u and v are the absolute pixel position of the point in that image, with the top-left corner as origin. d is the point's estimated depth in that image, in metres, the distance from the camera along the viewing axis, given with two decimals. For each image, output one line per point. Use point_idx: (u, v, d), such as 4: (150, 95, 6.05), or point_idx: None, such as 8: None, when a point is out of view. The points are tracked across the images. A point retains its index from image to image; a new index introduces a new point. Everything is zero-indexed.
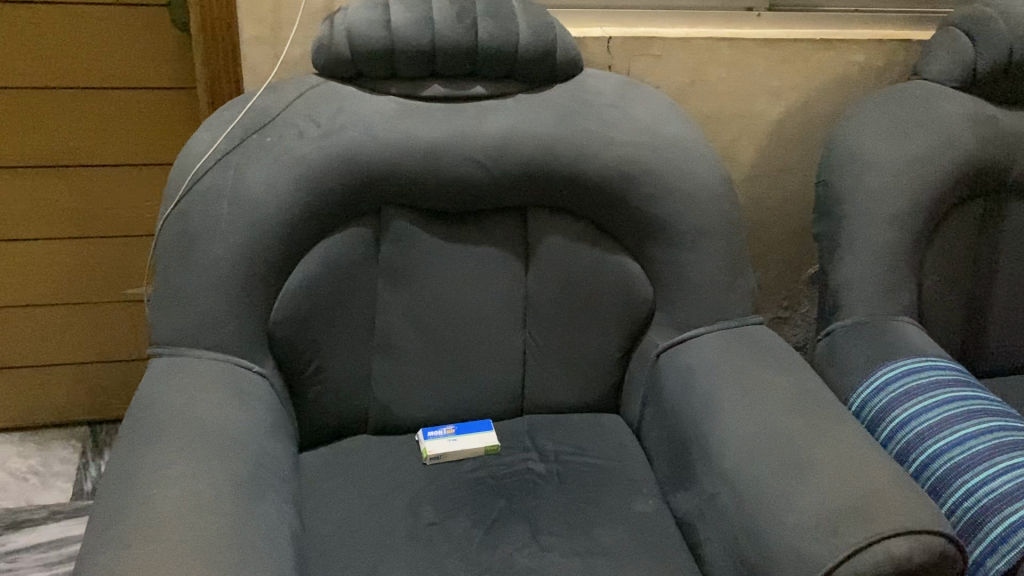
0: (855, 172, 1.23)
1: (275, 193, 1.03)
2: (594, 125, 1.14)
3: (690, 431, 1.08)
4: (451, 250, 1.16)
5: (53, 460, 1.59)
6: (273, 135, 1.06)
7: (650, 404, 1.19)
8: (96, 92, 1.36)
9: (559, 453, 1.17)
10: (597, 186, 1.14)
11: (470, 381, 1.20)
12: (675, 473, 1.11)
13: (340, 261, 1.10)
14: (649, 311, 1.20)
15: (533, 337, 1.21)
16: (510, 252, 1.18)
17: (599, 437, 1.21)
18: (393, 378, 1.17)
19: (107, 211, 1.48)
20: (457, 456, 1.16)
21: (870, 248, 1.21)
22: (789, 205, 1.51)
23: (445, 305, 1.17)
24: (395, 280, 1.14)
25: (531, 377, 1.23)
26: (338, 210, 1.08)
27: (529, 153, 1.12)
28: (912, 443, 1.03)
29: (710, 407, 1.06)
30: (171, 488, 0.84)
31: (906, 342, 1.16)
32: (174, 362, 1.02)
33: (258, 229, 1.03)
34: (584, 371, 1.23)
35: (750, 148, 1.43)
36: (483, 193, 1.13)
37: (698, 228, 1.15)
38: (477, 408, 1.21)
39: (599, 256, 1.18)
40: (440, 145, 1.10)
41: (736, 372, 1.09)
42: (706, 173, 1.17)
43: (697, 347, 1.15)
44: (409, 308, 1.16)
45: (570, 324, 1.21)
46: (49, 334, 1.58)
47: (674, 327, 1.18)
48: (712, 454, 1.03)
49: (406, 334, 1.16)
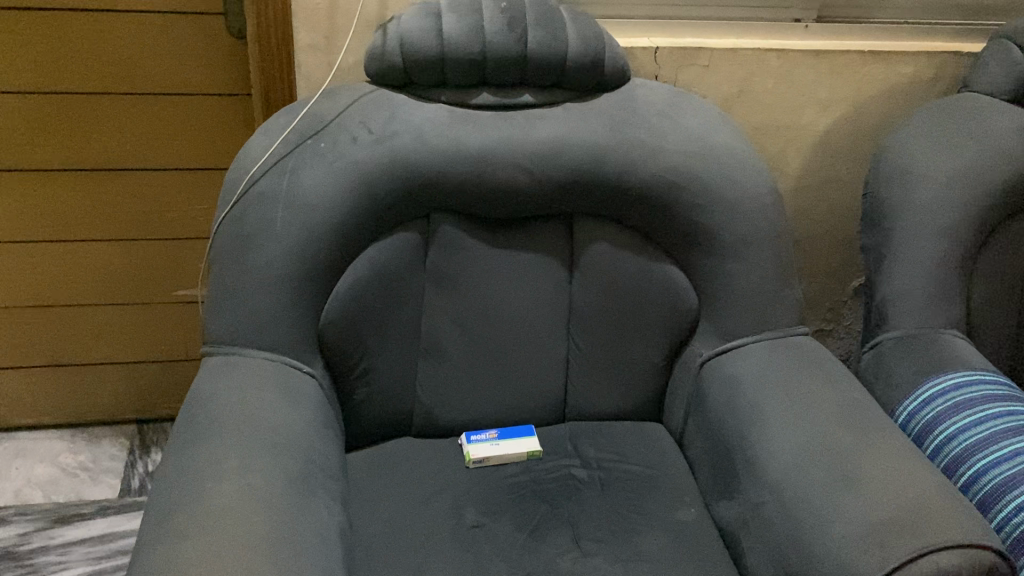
0: (905, 184, 1.23)
1: (328, 197, 1.05)
2: (642, 133, 1.15)
3: (734, 441, 1.08)
4: (498, 256, 1.18)
5: (102, 456, 1.62)
6: (326, 141, 1.08)
7: (694, 413, 1.19)
8: (153, 98, 1.40)
9: (601, 460, 1.18)
10: (644, 194, 1.14)
11: (514, 386, 1.21)
12: (718, 481, 1.10)
13: (389, 264, 1.12)
14: (694, 320, 1.20)
15: (577, 344, 1.22)
16: (556, 259, 1.19)
17: (641, 444, 1.21)
18: (439, 381, 1.18)
19: (161, 214, 1.51)
20: (499, 460, 1.16)
21: (918, 261, 1.20)
22: (835, 217, 1.50)
23: (491, 310, 1.18)
24: (442, 284, 1.16)
25: (575, 384, 1.24)
26: (388, 215, 1.10)
27: (576, 161, 1.13)
28: (960, 458, 1.02)
29: (756, 417, 1.06)
30: (225, 482, 0.86)
31: (955, 355, 1.14)
32: (227, 360, 1.04)
33: (311, 232, 1.05)
34: (628, 378, 1.24)
35: (797, 159, 1.43)
36: (531, 199, 1.15)
37: (745, 238, 1.15)
38: (520, 413, 1.22)
39: (645, 264, 1.19)
40: (490, 152, 1.11)
41: (782, 382, 1.09)
42: (753, 183, 1.17)
43: (742, 357, 1.15)
44: (456, 312, 1.17)
45: (615, 331, 1.21)
46: (101, 334, 1.61)
47: (718, 336, 1.18)
48: (757, 463, 1.03)
49: (452, 338, 1.18)
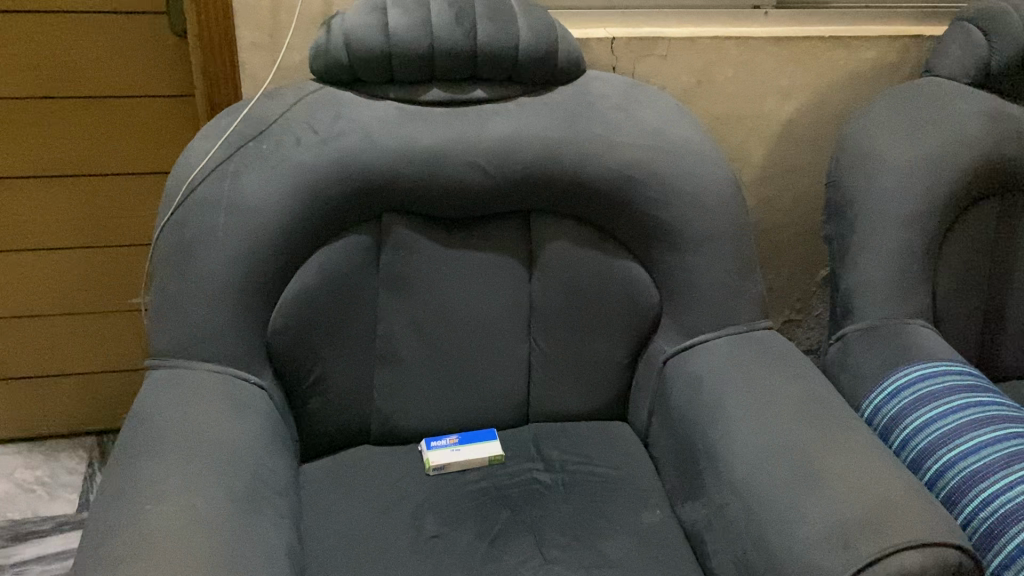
0: (868, 172, 1.20)
1: (272, 201, 1.02)
2: (597, 127, 1.12)
3: (698, 440, 1.06)
4: (453, 257, 1.14)
5: (60, 471, 1.58)
6: (270, 143, 1.04)
7: (657, 412, 1.16)
8: (97, 101, 1.35)
9: (565, 463, 1.15)
10: (600, 189, 1.12)
11: (474, 389, 1.18)
12: (683, 483, 1.08)
13: (339, 269, 1.08)
14: (656, 317, 1.17)
15: (538, 344, 1.19)
16: (513, 258, 1.16)
17: (605, 445, 1.18)
18: (396, 387, 1.15)
19: (111, 220, 1.47)
20: (461, 466, 1.13)
21: (882, 251, 1.18)
22: (800, 206, 1.48)
23: (448, 312, 1.15)
24: (396, 288, 1.13)
25: (537, 385, 1.20)
26: (336, 217, 1.06)
27: (531, 157, 1.10)
28: (926, 452, 1.00)
29: (720, 415, 1.04)
30: (165, 503, 0.82)
31: (921, 345, 1.12)
32: (171, 373, 1.00)
33: (254, 238, 1.01)
34: (591, 379, 1.21)
35: (759, 149, 1.41)
36: (484, 198, 1.12)
37: (705, 232, 1.12)
38: (482, 417, 1.19)
39: (604, 261, 1.16)
40: (441, 150, 1.08)
41: (746, 379, 1.06)
42: (712, 175, 1.14)
43: (705, 354, 1.12)
44: (411, 316, 1.14)
45: (576, 330, 1.18)
46: (53, 344, 1.57)
47: (681, 333, 1.15)
48: (721, 463, 1.01)
49: (408, 343, 1.14)
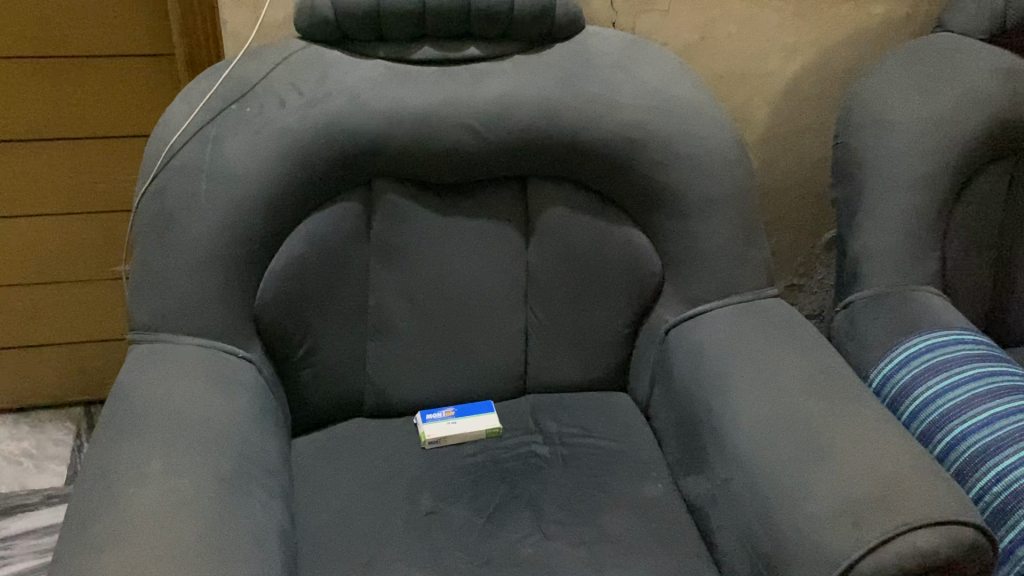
0: (877, 133, 1.16)
1: (257, 167, 0.97)
2: (597, 87, 1.06)
3: (701, 412, 1.02)
4: (446, 223, 1.10)
5: (47, 442, 1.54)
6: (253, 106, 0.99)
7: (658, 383, 1.12)
8: (71, 62, 1.29)
9: (564, 435, 1.12)
10: (600, 152, 1.07)
11: (469, 360, 1.14)
12: (686, 455, 1.05)
13: (328, 237, 1.04)
14: (657, 285, 1.13)
15: (535, 313, 1.15)
16: (509, 224, 1.12)
17: (606, 416, 1.15)
18: (389, 359, 1.11)
19: (90, 185, 1.41)
20: (457, 440, 1.10)
21: (891, 215, 1.13)
22: (805, 167, 1.44)
23: (442, 281, 1.11)
24: (388, 256, 1.09)
25: (534, 356, 1.17)
26: (324, 183, 1.02)
27: (527, 119, 1.05)
28: (937, 424, 0.97)
29: (724, 387, 1.01)
30: (149, 486, 0.79)
31: (931, 313, 1.09)
32: (155, 348, 0.96)
33: (238, 207, 0.97)
34: (590, 349, 1.17)
35: (763, 108, 1.36)
36: (479, 162, 1.07)
37: (709, 197, 1.08)
38: (478, 388, 1.16)
39: (604, 227, 1.12)
40: (432, 112, 1.03)
41: (751, 349, 1.03)
42: (716, 137, 1.09)
43: (709, 323, 1.08)
44: (404, 285, 1.10)
45: (575, 299, 1.15)
46: (36, 315, 1.53)
47: (683, 301, 1.11)
48: (725, 436, 0.98)
49: (401, 313, 1.10)
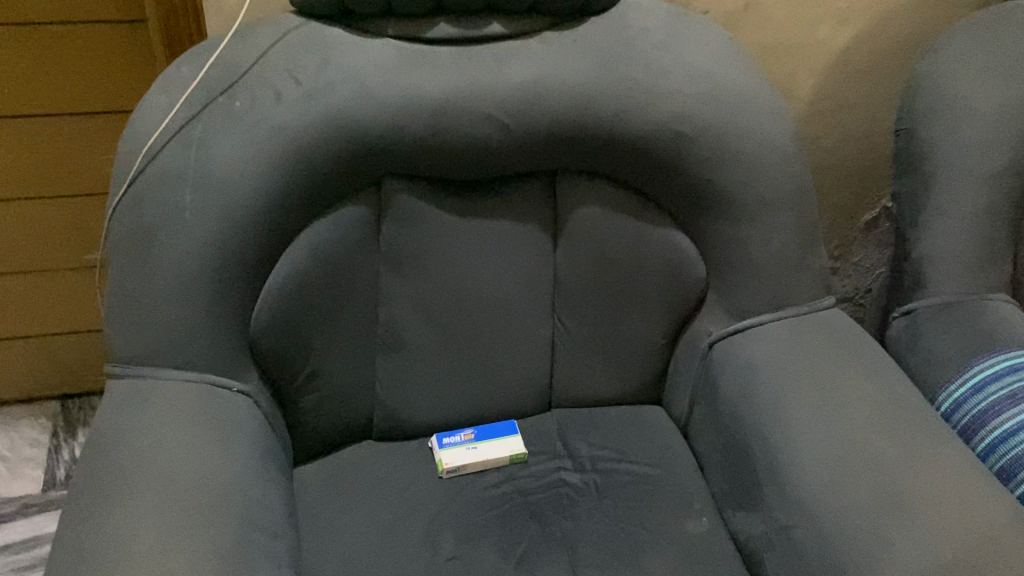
0: (948, 119, 1.03)
1: (249, 173, 0.83)
2: (639, 71, 0.92)
3: (753, 443, 0.92)
4: (465, 226, 0.97)
5: (21, 443, 1.42)
6: (243, 99, 0.84)
7: (700, 402, 1.01)
8: (29, 30, 1.13)
9: (596, 460, 1.01)
10: (641, 147, 0.94)
11: (490, 376, 1.03)
12: (734, 488, 0.94)
13: (332, 248, 0.91)
14: (701, 293, 1.01)
15: (563, 322, 1.03)
16: (535, 226, 0.99)
17: (641, 436, 1.04)
18: (401, 378, 0.99)
19: (57, 167, 1.26)
20: (478, 468, 1.00)
21: (962, 214, 1.01)
22: (850, 145, 1.30)
23: (461, 291, 0.99)
24: (400, 265, 0.95)
25: (562, 369, 1.05)
26: (327, 188, 0.88)
27: (559, 109, 0.91)
28: (1020, 461, 0.86)
29: (781, 417, 0.90)
30: (136, 567, 0.67)
31: (1007, 327, 0.97)
32: (138, 385, 0.84)
33: (229, 220, 0.83)
34: (623, 362, 1.05)
35: (809, 82, 1.22)
36: (503, 157, 0.94)
37: (764, 197, 0.95)
38: (500, 406, 1.04)
39: (643, 229, 0.99)
40: (451, 102, 0.89)
41: (811, 374, 0.92)
42: (771, 127, 0.96)
43: (761, 340, 0.97)
44: (418, 297, 0.97)
45: (608, 308, 1.02)
46: (4, 306, 1.39)
47: (730, 313, 0.99)
48: (784, 475, 0.87)
49: (416, 328, 0.98)
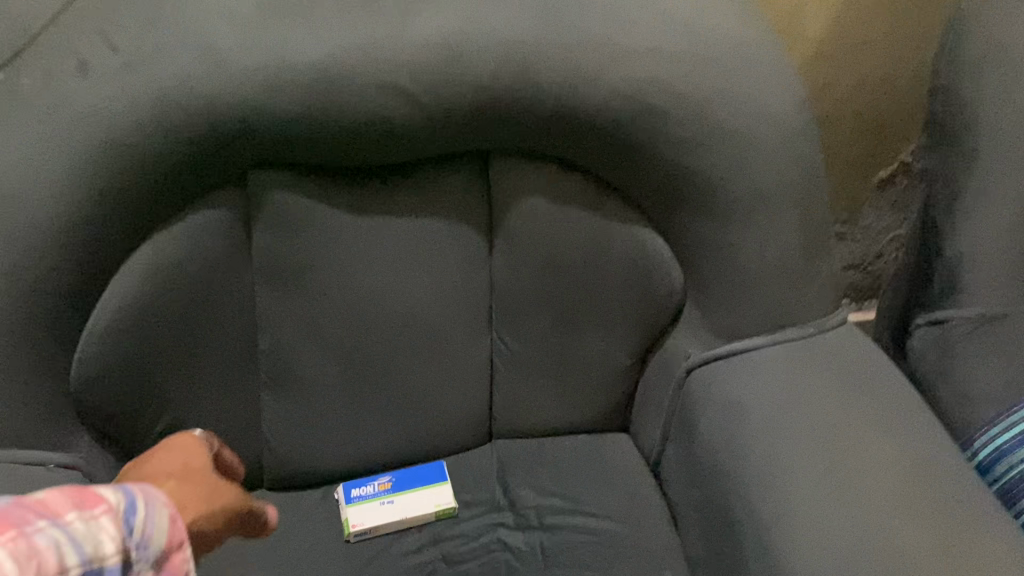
0: (1002, 78, 0.79)
1: (46, 180, 0.61)
2: (596, 22, 0.67)
3: (737, 510, 0.71)
4: (370, 229, 0.73)
5: None
6: (34, 73, 0.61)
7: (674, 441, 0.81)
8: None
9: (542, 512, 0.81)
10: (598, 125, 0.70)
11: (410, 411, 0.81)
12: (709, 558, 0.75)
13: (183, 269, 0.68)
14: (677, 307, 0.79)
15: (504, 340, 0.81)
16: (462, 225, 0.76)
17: (601, 480, 0.83)
18: (293, 418, 0.78)
19: None
20: (394, 529, 0.80)
21: (1013, 203, 0.79)
22: (866, 92, 1.06)
23: (365, 309, 0.76)
24: (281, 281, 0.73)
25: (503, 396, 0.84)
26: (167, 188, 0.65)
27: (485, 75, 0.66)
28: None
29: (772, 480, 0.69)
30: None
31: None
32: None
33: (24, 244, 0.62)
34: (578, 387, 0.84)
35: (819, 17, 0.96)
36: (414, 140, 0.69)
37: (759, 189, 0.72)
38: (425, 444, 0.84)
39: (602, 227, 0.76)
40: (335, 67, 0.64)
41: (813, 421, 0.71)
42: (773, 95, 0.72)
43: (752, 371, 0.75)
44: (308, 319, 0.74)
45: (559, 324, 0.80)
46: None
47: (713, 332, 0.78)
48: (772, 559, 0.67)
49: (308, 358, 0.76)
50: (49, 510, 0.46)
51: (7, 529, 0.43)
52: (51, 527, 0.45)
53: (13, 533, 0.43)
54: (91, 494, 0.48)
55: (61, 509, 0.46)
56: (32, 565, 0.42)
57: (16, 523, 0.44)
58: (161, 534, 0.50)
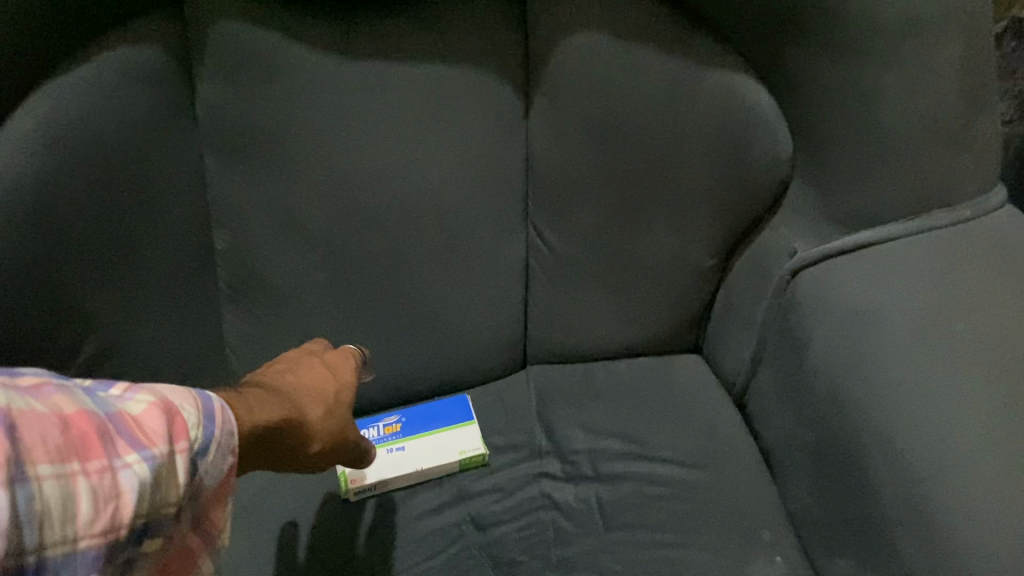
0: None
1: None
2: None
3: (869, 452, 0.52)
4: (361, 79, 0.52)
5: None
6: None
7: (771, 364, 0.61)
8: None
9: (597, 458, 0.63)
10: None
11: (423, 331, 0.62)
12: (823, 519, 0.56)
13: (88, 127, 0.46)
14: (784, 182, 0.60)
15: (544, 236, 0.61)
16: (492, 75, 0.55)
17: (670, 415, 0.65)
18: (269, 342, 0.59)
19: None
20: (409, 484, 0.61)
21: None
22: None
23: (358, 194, 0.55)
24: (241, 152, 0.52)
25: (543, 311, 0.65)
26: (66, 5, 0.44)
27: None
28: None
29: (924, 406, 0.50)
30: None
31: None
32: None
33: None
34: (642, 297, 0.65)
35: None
36: None
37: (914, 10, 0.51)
38: (444, 372, 0.65)
39: (683, 74, 0.55)
40: None
41: (983, 333, 0.51)
42: None
43: (886, 268, 0.55)
44: (281, 208, 0.54)
45: (619, 213, 0.60)
46: None
47: (829, 219, 0.58)
48: (931, 514, 0.47)
49: (284, 262, 0.56)
50: (143, 428, 0.32)
51: (98, 449, 0.30)
52: (145, 461, 0.31)
53: (101, 464, 0.30)
54: (182, 413, 0.35)
55: (154, 435, 0.33)
56: (105, 512, 0.30)
57: (104, 444, 0.30)
58: (224, 482, 0.38)
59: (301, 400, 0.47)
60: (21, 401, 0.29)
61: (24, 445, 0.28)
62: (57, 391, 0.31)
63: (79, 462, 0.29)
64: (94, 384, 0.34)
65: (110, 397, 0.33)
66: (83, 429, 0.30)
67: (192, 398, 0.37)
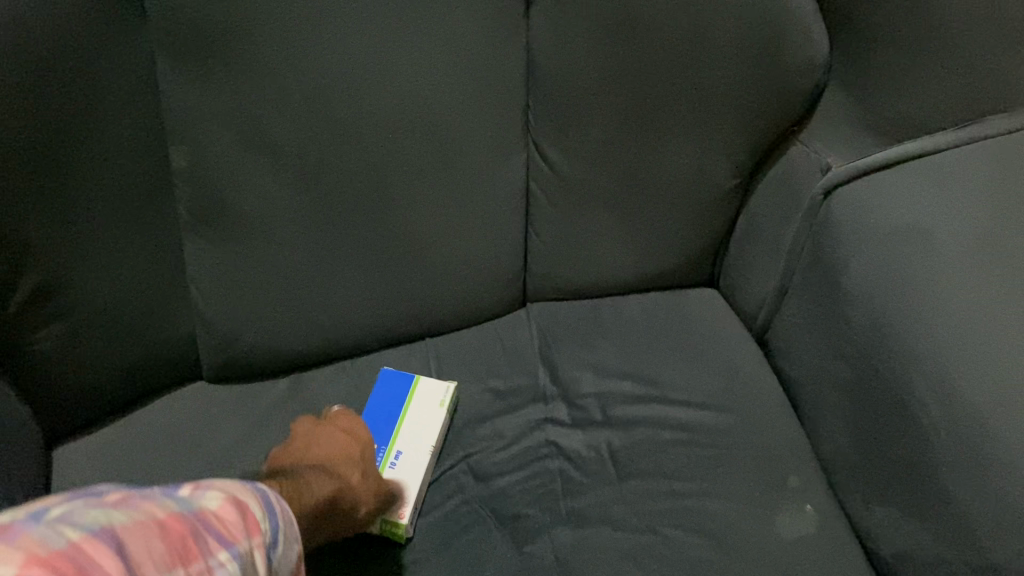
0: None
1: None
2: None
3: (911, 385, 0.46)
4: None
5: None
6: None
7: (800, 296, 0.56)
8: None
9: (607, 401, 0.57)
10: None
11: (413, 264, 0.56)
12: (854, 460, 0.51)
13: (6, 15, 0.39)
14: (820, 84, 0.54)
15: (549, 155, 0.55)
16: None
17: (686, 354, 0.59)
18: (240, 277, 0.52)
19: None
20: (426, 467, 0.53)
21: None
22: None
23: (337, 105, 0.48)
24: (194, 54, 0.44)
25: (547, 241, 0.59)
26: None
27: None
28: None
29: (978, 338, 0.44)
30: None
31: None
32: None
33: None
34: (657, 224, 0.59)
35: None
36: None
37: None
38: (437, 310, 0.59)
39: None
40: None
41: None
42: None
43: (937, 183, 0.49)
44: (249, 122, 0.47)
45: (633, 128, 0.54)
46: None
47: (875, 125, 0.52)
48: (994, 456, 0.41)
49: (254, 185, 0.49)
50: (225, 525, 0.27)
51: (193, 551, 0.25)
52: (238, 559, 0.26)
53: (198, 566, 0.24)
54: (251, 507, 0.29)
55: (235, 531, 0.27)
56: None
57: (198, 546, 0.25)
58: (299, 573, 0.32)
59: (341, 470, 0.48)
60: (109, 516, 0.24)
61: (128, 563, 0.22)
62: (127, 502, 0.26)
63: (184, 568, 0.24)
64: (157, 490, 0.28)
65: (182, 499, 0.28)
66: (175, 532, 0.25)
67: (253, 492, 0.31)
